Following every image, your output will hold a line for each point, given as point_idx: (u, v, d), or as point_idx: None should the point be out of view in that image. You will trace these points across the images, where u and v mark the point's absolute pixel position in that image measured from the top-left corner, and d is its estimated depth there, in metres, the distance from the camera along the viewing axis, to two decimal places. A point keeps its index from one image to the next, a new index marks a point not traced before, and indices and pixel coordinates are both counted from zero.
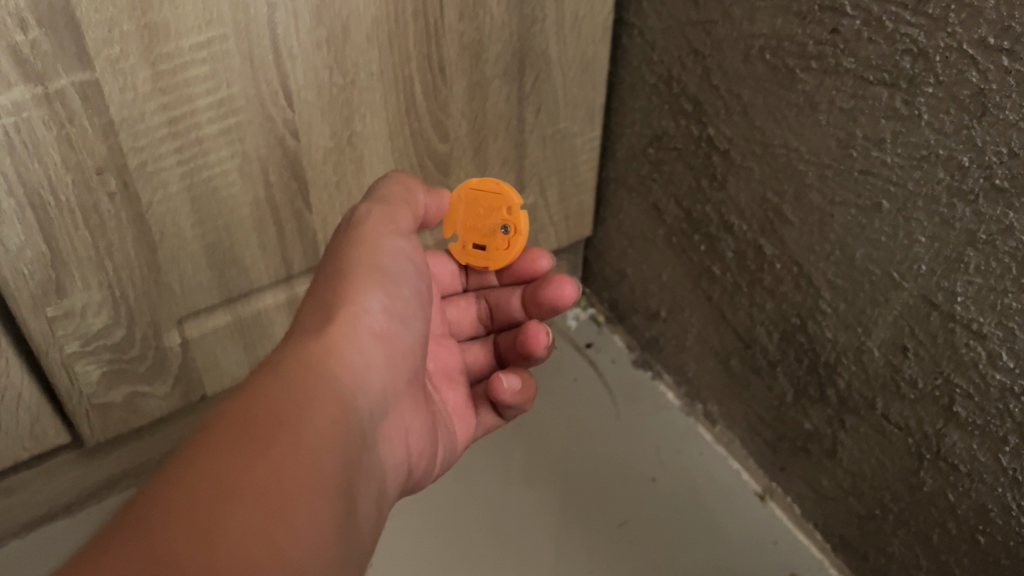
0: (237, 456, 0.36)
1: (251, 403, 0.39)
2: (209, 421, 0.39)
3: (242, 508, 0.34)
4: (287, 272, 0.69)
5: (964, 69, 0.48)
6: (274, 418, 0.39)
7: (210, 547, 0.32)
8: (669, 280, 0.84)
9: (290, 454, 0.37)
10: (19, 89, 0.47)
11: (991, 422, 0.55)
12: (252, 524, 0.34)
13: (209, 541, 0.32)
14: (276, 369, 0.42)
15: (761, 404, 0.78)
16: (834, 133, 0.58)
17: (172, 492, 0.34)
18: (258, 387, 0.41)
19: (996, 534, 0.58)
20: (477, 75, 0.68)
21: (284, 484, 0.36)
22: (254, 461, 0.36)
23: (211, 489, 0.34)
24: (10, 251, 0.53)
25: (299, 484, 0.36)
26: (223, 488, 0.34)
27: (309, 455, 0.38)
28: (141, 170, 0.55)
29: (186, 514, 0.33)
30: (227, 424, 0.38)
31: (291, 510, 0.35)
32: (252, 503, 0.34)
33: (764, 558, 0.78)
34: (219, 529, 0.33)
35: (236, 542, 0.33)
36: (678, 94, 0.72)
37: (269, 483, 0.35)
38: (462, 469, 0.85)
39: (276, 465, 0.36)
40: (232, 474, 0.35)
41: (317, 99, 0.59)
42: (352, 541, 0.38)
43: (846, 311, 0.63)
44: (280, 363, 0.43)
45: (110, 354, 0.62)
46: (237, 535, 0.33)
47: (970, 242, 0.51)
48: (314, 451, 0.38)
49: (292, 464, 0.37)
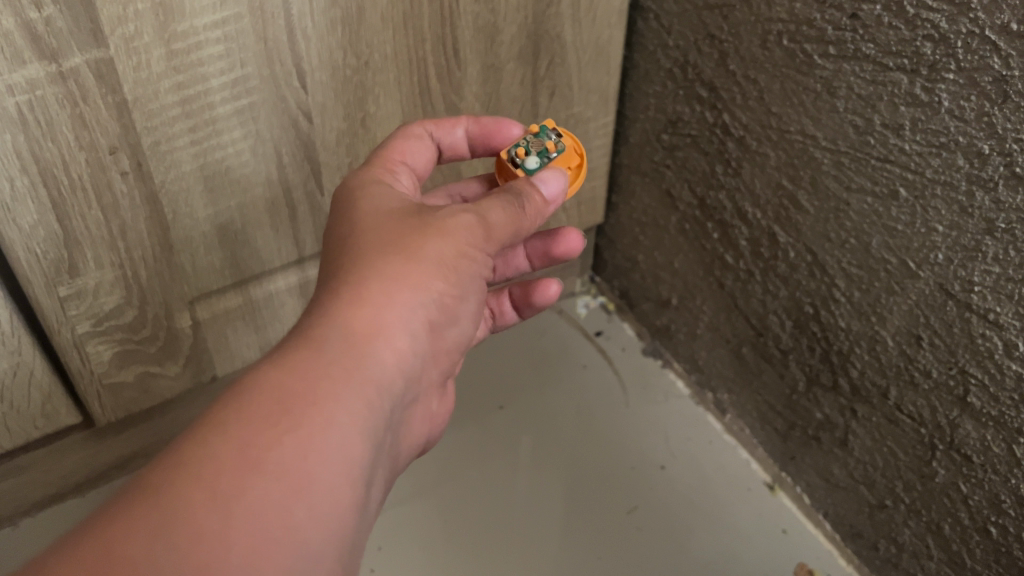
0: (269, 428, 0.36)
1: (295, 367, 0.38)
2: (246, 382, 0.38)
3: (261, 485, 0.34)
4: (299, 254, 0.69)
5: (985, 55, 0.47)
6: (315, 390, 0.38)
7: (224, 523, 0.32)
8: (682, 268, 0.84)
9: (321, 431, 0.37)
10: (33, 67, 0.47)
11: (1006, 413, 0.54)
12: (268, 503, 0.34)
13: (226, 516, 0.33)
14: (325, 338, 0.41)
15: (773, 392, 0.78)
16: (852, 119, 0.57)
17: (201, 452, 0.34)
18: (304, 349, 0.40)
19: (1009, 526, 0.57)
20: (492, 58, 0.67)
21: (308, 466, 0.36)
22: (285, 438, 0.35)
23: (235, 457, 0.34)
24: (23, 229, 0.53)
25: (324, 464, 0.36)
26: (250, 459, 0.34)
27: (339, 436, 0.37)
28: (155, 150, 0.55)
29: (209, 482, 0.33)
30: (268, 387, 0.37)
31: (308, 491, 0.35)
32: (272, 481, 0.34)
33: (773, 545, 0.78)
34: (237, 503, 0.33)
35: (250, 518, 0.33)
36: (693, 79, 0.71)
37: (294, 463, 0.35)
38: (471, 454, 0.85)
39: (307, 442, 0.36)
40: (257, 445, 0.35)
41: (330, 80, 0.59)
42: (360, 523, 0.39)
43: (861, 300, 0.63)
44: (328, 333, 0.41)
45: (122, 334, 0.62)
46: (254, 511, 0.33)
47: (988, 230, 0.51)
48: (346, 432, 0.38)
49: (317, 440, 0.36)
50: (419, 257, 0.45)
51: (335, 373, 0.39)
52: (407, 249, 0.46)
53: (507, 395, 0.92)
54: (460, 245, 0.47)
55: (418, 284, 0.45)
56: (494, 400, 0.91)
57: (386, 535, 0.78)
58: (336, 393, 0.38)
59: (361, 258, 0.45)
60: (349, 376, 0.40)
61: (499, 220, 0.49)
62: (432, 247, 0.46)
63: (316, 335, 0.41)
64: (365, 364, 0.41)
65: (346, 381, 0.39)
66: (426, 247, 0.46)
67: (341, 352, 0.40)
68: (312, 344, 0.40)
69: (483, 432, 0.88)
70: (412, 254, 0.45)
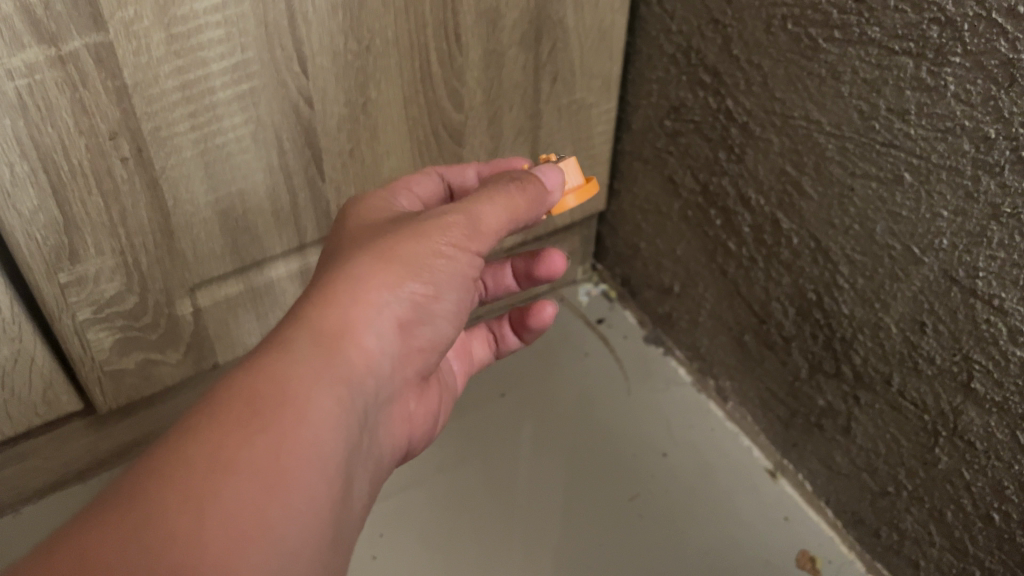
0: (242, 429, 0.36)
1: (269, 369, 0.39)
2: (218, 386, 0.38)
3: (234, 486, 0.34)
4: (300, 241, 0.68)
5: (992, 39, 0.47)
6: (288, 390, 0.38)
7: (199, 526, 0.32)
8: (684, 255, 0.84)
9: (294, 431, 0.37)
10: (33, 51, 0.47)
11: (1010, 399, 0.54)
12: (242, 504, 0.34)
13: (200, 518, 0.33)
14: (298, 340, 0.41)
15: (775, 379, 0.78)
16: (857, 104, 0.57)
17: (175, 456, 0.34)
18: (276, 352, 0.40)
19: (1012, 512, 0.57)
20: (494, 43, 0.67)
21: (281, 464, 0.36)
22: (258, 438, 0.36)
23: (209, 460, 0.34)
24: (24, 215, 0.52)
25: (298, 462, 0.36)
26: (221, 463, 0.34)
27: (314, 434, 0.38)
28: (155, 135, 0.54)
29: (182, 485, 0.33)
30: (240, 389, 0.37)
31: (283, 491, 0.35)
32: (246, 482, 0.34)
33: (774, 532, 0.78)
34: (210, 506, 0.33)
35: (224, 520, 0.33)
36: (696, 65, 0.71)
37: (267, 463, 0.35)
38: (472, 442, 0.85)
39: (279, 441, 0.36)
40: (230, 447, 0.35)
41: (332, 65, 0.59)
42: (338, 525, 0.39)
43: (864, 286, 0.62)
44: (300, 335, 0.41)
45: (123, 321, 0.62)
46: (228, 513, 0.33)
47: (993, 216, 0.51)
48: (319, 430, 0.38)
49: (290, 439, 0.36)
50: (393, 256, 0.45)
51: (308, 373, 0.39)
52: (381, 248, 0.46)
53: (508, 383, 0.92)
54: (437, 244, 0.47)
55: (393, 284, 0.45)
56: (496, 387, 0.91)
57: (387, 522, 0.78)
58: (310, 393, 0.39)
59: (335, 262, 0.46)
60: (321, 375, 0.40)
61: (487, 221, 0.49)
62: (407, 246, 0.46)
63: (289, 337, 0.41)
64: (336, 364, 0.41)
65: (319, 381, 0.39)
66: (401, 246, 0.46)
67: (314, 352, 0.41)
68: (284, 347, 0.40)
69: (483, 420, 0.88)
70: (385, 253, 0.45)
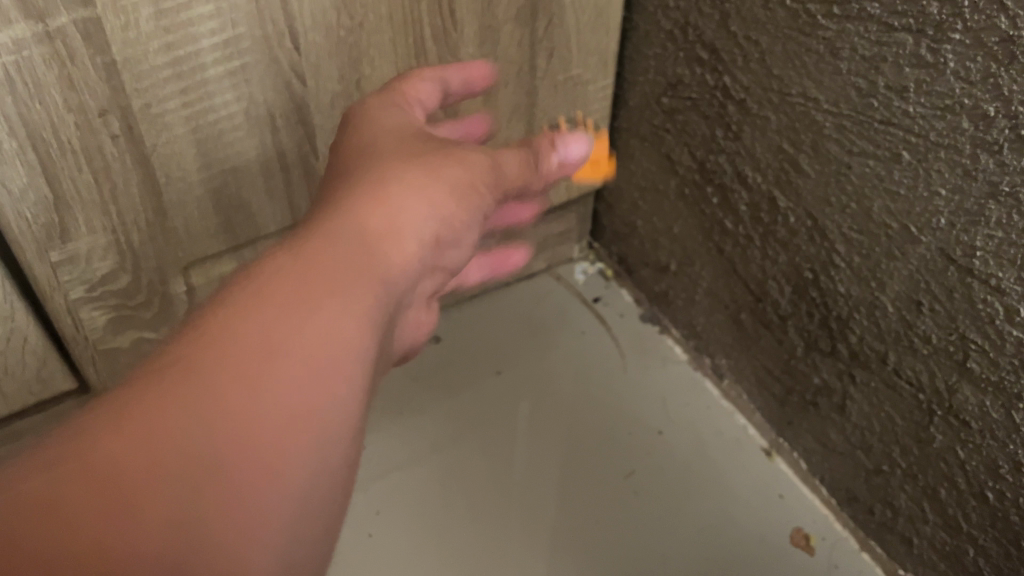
0: (285, 312, 0.35)
1: (306, 259, 0.38)
2: (254, 274, 0.37)
3: (275, 380, 0.32)
4: (294, 219, 0.68)
5: (993, 15, 0.46)
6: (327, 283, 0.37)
7: (243, 414, 0.31)
8: (680, 233, 0.83)
9: (335, 320, 0.36)
10: (19, 27, 0.46)
11: (1006, 378, 0.54)
12: (282, 393, 0.32)
13: (241, 406, 0.31)
14: (332, 241, 0.40)
15: (771, 358, 0.78)
16: (855, 82, 0.56)
17: (213, 339, 0.33)
18: (310, 247, 0.39)
19: (1005, 491, 0.58)
20: (488, 19, 0.66)
21: (321, 351, 0.34)
22: (300, 323, 0.35)
23: (247, 347, 0.33)
24: (13, 193, 0.52)
25: (337, 356, 0.35)
26: (260, 350, 0.33)
27: (348, 347, 0.35)
28: (145, 113, 0.54)
29: (220, 371, 0.32)
30: (277, 274, 0.37)
31: (325, 377, 0.34)
32: (285, 367, 0.33)
33: (767, 511, 0.78)
34: (254, 395, 0.32)
35: (268, 411, 0.32)
36: (693, 41, 0.70)
37: (312, 352, 0.34)
38: (468, 419, 0.85)
39: (325, 331, 0.35)
40: (271, 331, 0.34)
41: (324, 41, 0.58)
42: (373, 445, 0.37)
43: (861, 265, 0.62)
44: (335, 236, 0.41)
45: (116, 299, 0.62)
46: (270, 402, 0.32)
47: (991, 194, 0.50)
48: (360, 323, 0.37)
49: (331, 325, 0.35)
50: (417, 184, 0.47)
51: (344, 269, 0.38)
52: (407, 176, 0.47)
53: (505, 360, 0.91)
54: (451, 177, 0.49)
55: (416, 208, 0.46)
56: (492, 365, 0.91)
57: (384, 500, 0.79)
58: (348, 292, 0.37)
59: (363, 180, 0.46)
60: (360, 273, 0.39)
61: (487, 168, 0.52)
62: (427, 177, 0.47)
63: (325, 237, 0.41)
64: (370, 267, 0.41)
65: (360, 278, 0.39)
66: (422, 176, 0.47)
67: (351, 253, 0.40)
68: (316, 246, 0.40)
69: (479, 398, 0.87)
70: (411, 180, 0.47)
